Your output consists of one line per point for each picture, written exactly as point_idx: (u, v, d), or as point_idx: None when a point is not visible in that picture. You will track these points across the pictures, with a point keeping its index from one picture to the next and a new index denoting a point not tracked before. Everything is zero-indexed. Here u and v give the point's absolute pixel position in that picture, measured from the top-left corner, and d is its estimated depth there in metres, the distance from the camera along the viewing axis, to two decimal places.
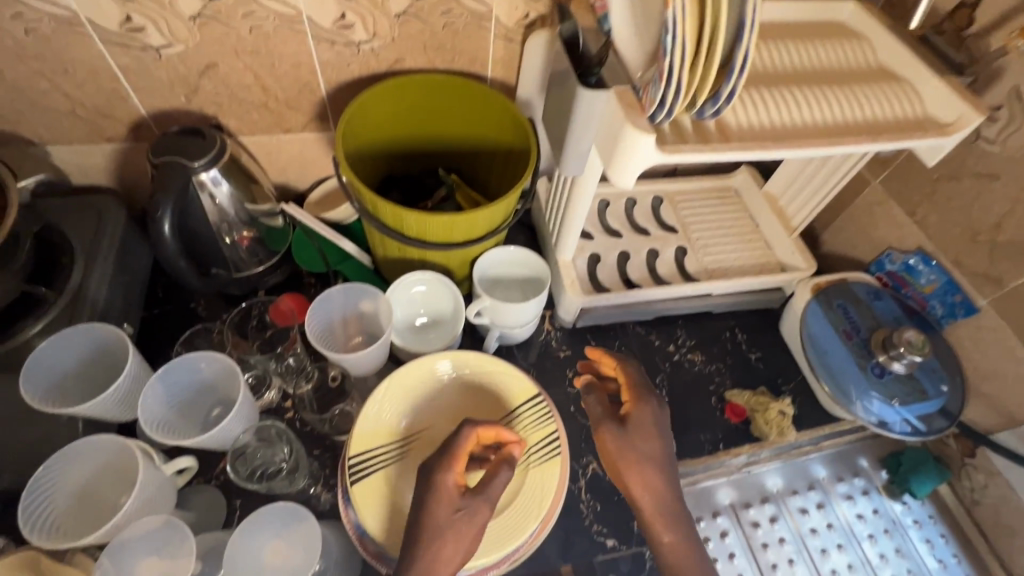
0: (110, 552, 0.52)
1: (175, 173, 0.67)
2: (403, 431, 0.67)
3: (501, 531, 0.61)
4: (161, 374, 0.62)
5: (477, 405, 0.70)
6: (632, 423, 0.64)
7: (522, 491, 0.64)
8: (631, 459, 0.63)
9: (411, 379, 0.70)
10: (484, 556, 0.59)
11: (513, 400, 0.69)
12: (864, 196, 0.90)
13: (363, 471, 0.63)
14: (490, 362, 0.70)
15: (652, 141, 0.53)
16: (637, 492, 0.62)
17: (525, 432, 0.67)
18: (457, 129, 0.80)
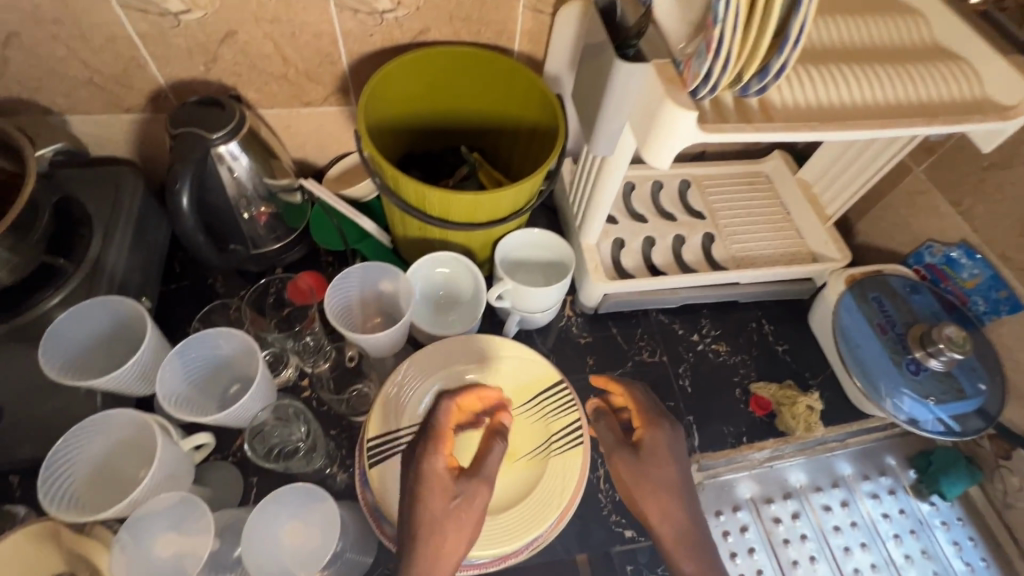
0: (128, 527, 0.52)
1: (194, 144, 0.65)
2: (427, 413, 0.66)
3: (522, 520, 0.61)
4: (180, 349, 0.61)
5: (500, 390, 0.69)
6: (645, 448, 0.60)
7: (541, 483, 0.63)
8: (645, 488, 0.59)
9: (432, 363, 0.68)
10: (505, 545, 0.59)
11: (534, 387, 0.68)
12: (904, 185, 0.86)
13: (382, 453, 0.62)
14: (513, 347, 0.69)
15: (693, 118, 0.50)
16: (654, 521, 0.58)
17: (547, 419, 0.67)
18: (482, 105, 0.77)
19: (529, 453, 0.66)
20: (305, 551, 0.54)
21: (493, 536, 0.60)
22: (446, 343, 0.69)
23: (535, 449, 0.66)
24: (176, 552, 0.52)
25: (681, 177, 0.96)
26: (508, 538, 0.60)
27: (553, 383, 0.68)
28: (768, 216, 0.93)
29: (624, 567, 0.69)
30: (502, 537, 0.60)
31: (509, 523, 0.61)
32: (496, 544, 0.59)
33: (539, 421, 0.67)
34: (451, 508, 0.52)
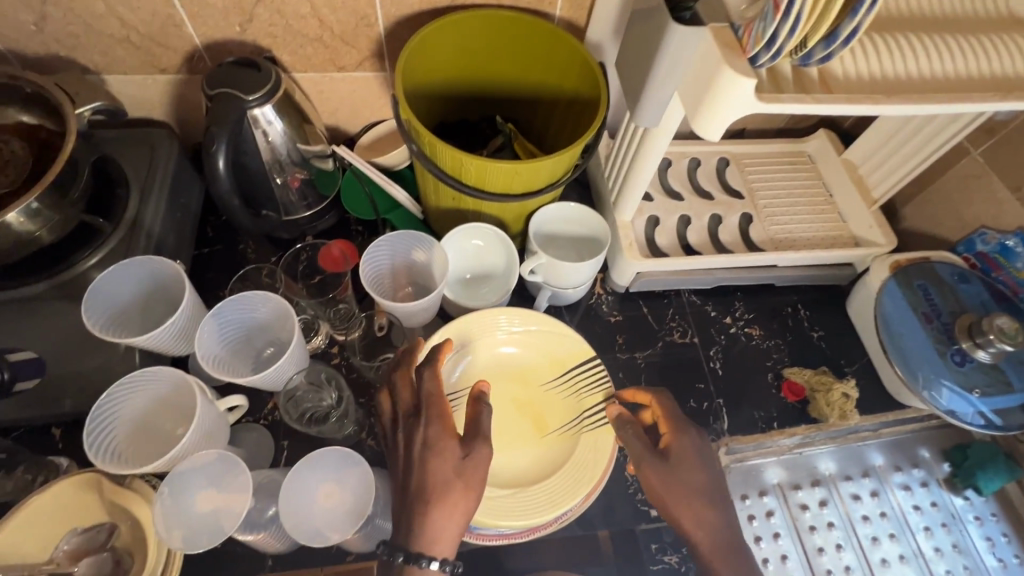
0: (170, 481, 0.53)
1: (231, 105, 0.65)
2: (458, 382, 0.68)
3: (554, 493, 0.61)
4: (216, 312, 0.61)
5: (532, 363, 0.70)
6: (674, 455, 0.60)
7: (575, 453, 0.64)
8: (677, 495, 0.58)
9: (469, 331, 0.68)
10: (537, 516, 0.60)
11: (568, 361, 0.69)
12: (960, 168, 0.82)
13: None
14: (547, 321, 0.69)
15: (752, 85, 0.48)
16: (689, 527, 0.58)
17: (580, 394, 0.68)
18: (520, 74, 0.75)
19: (561, 428, 0.67)
20: (340, 515, 0.55)
21: (526, 507, 0.60)
22: (483, 312, 0.68)
23: (567, 424, 0.67)
24: (213, 508, 0.53)
25: (720, 154, 0.93)
26: (542, 510, 0.60)
27: (588, 358, 0.68)
28: (810, 197, 0.90)
29: (648, 545, 0.68)
30: (533, 508, 0.60)
31: (544, 494, 0.61)
32: (531, 514, 0.60)
33: (572, 396, 0.68)
34: (460, 473, 0.54)
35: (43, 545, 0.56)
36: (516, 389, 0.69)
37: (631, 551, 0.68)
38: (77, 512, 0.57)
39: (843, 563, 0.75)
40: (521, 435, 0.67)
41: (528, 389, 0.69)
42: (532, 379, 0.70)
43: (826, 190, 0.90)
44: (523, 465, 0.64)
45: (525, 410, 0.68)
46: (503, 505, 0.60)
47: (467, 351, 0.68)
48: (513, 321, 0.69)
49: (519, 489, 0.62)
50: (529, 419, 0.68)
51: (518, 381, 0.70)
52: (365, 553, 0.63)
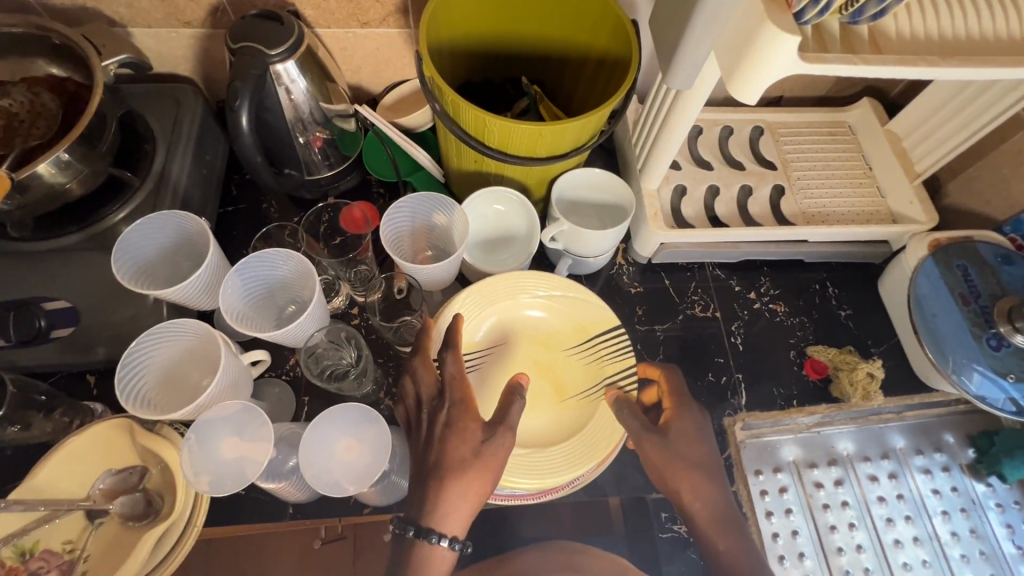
0: (196, 430, 0.55)
1: (255, 60, 0.64)
2: (482, 342, 0.68)
3: (573, 455, 0.62)
4: (240, 267, 0.62)
5: (556, 328, 0.70)
6: (673, 430, 0.68)
7: (589, 424, 0.64)
8: (677, 466, 0.66)
9: (494, 295, 0.68)
10: (556, 475, 0.61)
11: (591, 328, 0.68)
12: (1014, 142, 0.77)
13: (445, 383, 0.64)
14: (578, 289, 0.69)
15: (797, 42, 0.45)
16: (688, 500, 0.66)
17: (602, 360, 0.68)
18: (548, 33, 0.72)
19: (581, 393, 0.67)
20: (358, 467, 0.56)
21: (547, 466, 0.61)
22: (511, 275, 0.68)
23: (587, 390, 0.67)
24: (238, 455, 0.56)
25: (753, 122, 0.89)
26: (561, 471, 0.61)
27: (612, 325, 0.68)
28: (848, 169, 0.85)
29: (659, 513, 0.69)
30: (550, 468, 0.61)
31: (562, 457, 0.62)
32: (551, 473, 0.61)
33: (593, 362, 0.68)
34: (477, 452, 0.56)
35: (81, 481, 0.59)
36: (539, 352, 0.69)
37: (640, 519, 0.69)
38: (110, 453, 0.60)
39: (855, 541, 0.75)
40: (540, 399, 0.67)
41: (550, 352, 0.69)
42: (555, 343, 0.69)
43: (865, 162, 0.86)
44: (544, 427, 0.65)
45: (545, 372, 0.68)
46: (520, 464, 0.61)
47: (492, 313, 0.68)
48: (543, 286, 0.69)
49: (537, 449, 0.62)
50: (549, 382, 0.68)
51: (542, 344, 0.70)
52: (380, 507, 0.65)
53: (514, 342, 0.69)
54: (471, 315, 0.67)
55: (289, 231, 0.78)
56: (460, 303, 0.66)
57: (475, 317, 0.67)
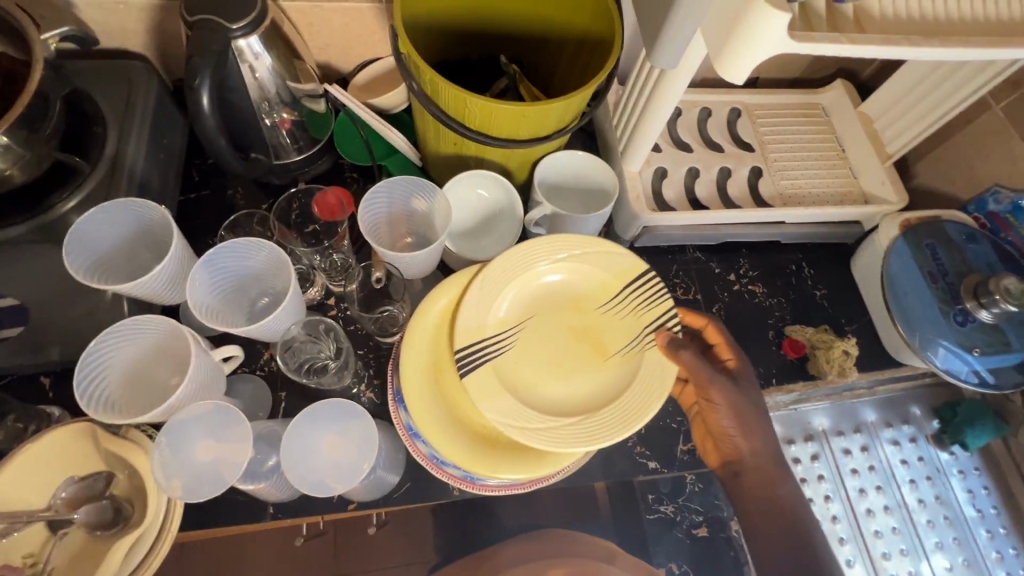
0: (167, 432, 0.52)
1: (215, 35, 0.60)
2: (510, 318, 0.61)
3: (639, 397, 0.57)
4: (208, 258, 0.58)
5: (584, 287, 0.63)
6: (736, 374, 0.66)
7: (640, 372, 0.59)
8: (746, 415, 0.64)
9: (526, 259, 0.62)
10: (631, 425, 0.56)
11: (620, 281, 0.62)
12: (979, 123, 0.79)
13: (472, 362, 0.57)
14: (600, 243, 0.63)
15: (786, 20, 0.44)
16: (740, 441, 0.64)
17: (640, 311, 0.62)
18: (527, 9, 0.69)
19: (624, 348, 0.61)
20: (341, 466, 0.54)
21: (602, 427, 0.56)
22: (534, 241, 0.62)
23: (629, 343, 0.61)
24: (216, 457, 0.53)
25: (731, 104, 0.89)
26: (616, 431, 0.56)
27: (640, 273, 0.62)
28: (822, 151, 0.87)
29: (645, 496, 0.70)
30: (623, 420, 0.56)
31: (621, 413, 0.57)
32: (610, 433, 0.56)
33: (630, 315, 0.62)
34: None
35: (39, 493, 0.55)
36: (571, 317, 0.63)
37: (628, 501, 0.69)
38: (69, 461, 0.56)
39: (830, 512, 0.78)
40: (584, 364, 0.61)
41: (584, 316, 0.63)
42: (587, 306, 0.63)
43: (838, 143, 0.87)
44: (587, 391, 0.59)
45: (584, 336, 0.62)
46: (575, 431, 0.56)
47: (521, 284, 0.62)
48: (563, 247, 0.63)
49: (586, 416, 0.57)
50: (588, 343, 0.62)
51: (572, 308, 0.63)
52: (364, 502, 0.64)
53: (546, 312, 0.62)
54: (500, 282, 0.60)
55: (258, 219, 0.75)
56: (481, 281, 0.60)
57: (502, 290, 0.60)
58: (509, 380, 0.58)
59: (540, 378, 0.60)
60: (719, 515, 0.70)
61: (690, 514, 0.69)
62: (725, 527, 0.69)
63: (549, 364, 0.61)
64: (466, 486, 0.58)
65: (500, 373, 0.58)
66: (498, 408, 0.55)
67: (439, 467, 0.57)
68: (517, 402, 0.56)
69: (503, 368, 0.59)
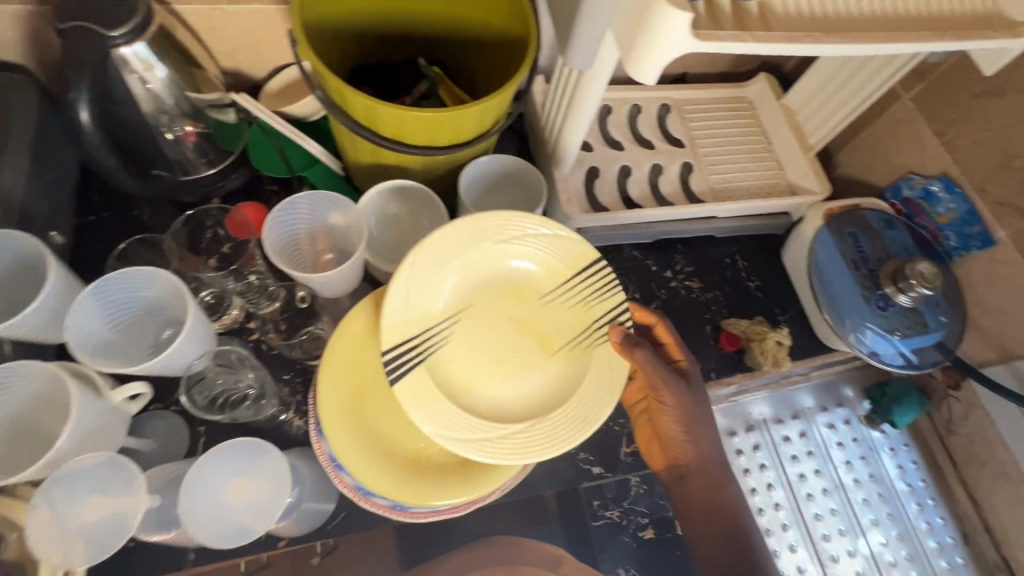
0: (46, 488, 0.47)
1: (91, 45, 0.54)
2: (446, 309, 0.57)
3: (594, 402, 0.55)
4: (95, 289, 0.53)
5: (527, 275, 0.59)
6: (687, 373, 0.65)
7: (591, 373, 0.57)
8: (699, 418, 0.64)
9: (467, 240, 0.57)
10: (580, 432, 0.54)
11: (568, 269, 0.58)
12: (891, 113, 0.83)
13: (405, 364, 0.54)
14: (553, 224, 0.58)
15: (689, 21, 0.43)
16: (686, 447, 0.65)
17: (588, 303, 0.59)
18: (442, 10, 0.67)
19: (570, 342, 0.58)
20: (257, 504, 0.51)
21: (550, 435, 0.54)
22: (482, 218, 0.57)
23: (576, 337, 0.58)
24: (108, 513, 0.48)
25: (660, 100, 0.89)
26: (567, 439, 0.54)
27: (591, 260, 0.58)
28: (750, 144, 0.88)
29: (591, 502, 0.69)
30: (571, 427, 0.54)
31: (573, 417, 0.55)
32: (561, 440, 0.54)
33: (577, 306, 0.59)
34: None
35: None
36: (513, 307, 0.59)
37: (575, 510, 0.68)
38: None
39: (773, 500, 0.80)
40: (528, 359, 0.58)
41: (526, 305, 0.60)
42: (530, 295, 0.60)
43: (765, 136, 0.89)
44: (532, 392, 0.57)
45: (527, 328, 0.59)
46: (523, 442, 0.53)
47: (461, 268, 0.58)
48: (504, 234, 0.58)
49: (534, 420, 0.55)
50: (531, 336, 0.59)
51: (514, 298, 0.60)
52: (296, 537, 0.61)
53: (484, 301, 0.59)
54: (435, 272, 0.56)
55: (155, 245, 0.67)
56: (411, 275, 0.55)
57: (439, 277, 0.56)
58: (446, 383, 0.55)
59: (479, 379, 0.57)
60: (665, 515, 0.70)
61: (636, 516, 0.69)
62: (671, 527, 0.69)
63: (488, 361, 0.58)
64: (395, 515, 0.55)
65: (435, 375, 0.55)
66: (434, 417, 0.52)
67: (365, 496, 0.54)
68: (455, 408, 0.54)
69: (439, 367, 0.56)
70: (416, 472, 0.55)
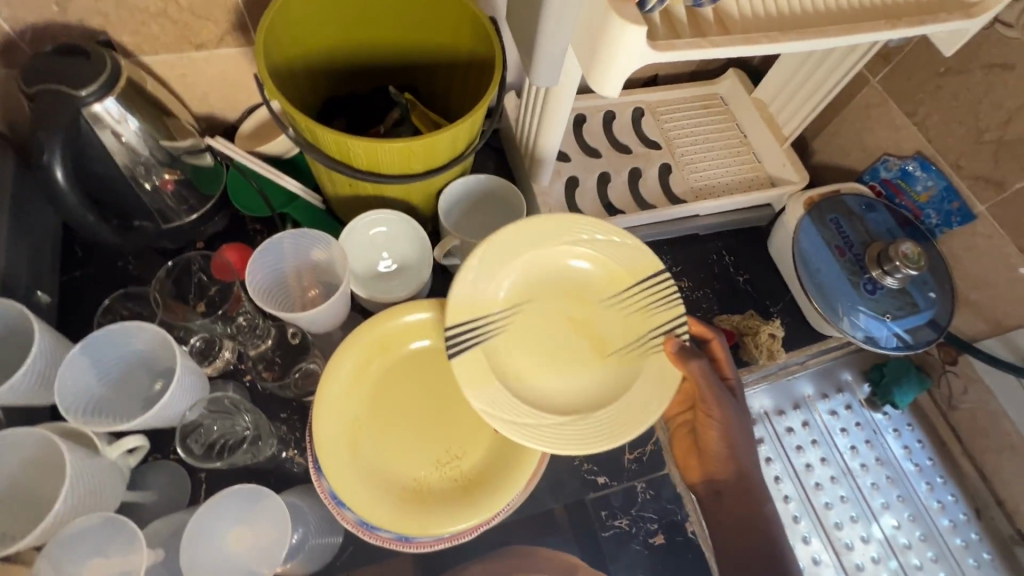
0: (47, 554, 0.47)
1: (62, 107, 0.55)
2: (506, 299, 0.60)
3: (642, 401, 0.56)
4: (85, 346, 0.54)
5: (589, 278, 0.62)
6: (737, 390, 0.67)
7: (640, 377, 0.58)
8: (744, 439, 0.65)
9: (537, 234, 0.61)
10: (610, 442, 0.54)
11: (632, 276, 0.60)
12: (861, 97, 0.83)
13: (461, 344, 0.56)
14: (622, 233, 0.61)
15: (644, 33, 0.44)
16: (721, 469, 0.65)
17: (646, 312, 0.60)
18: (408, 37, 0.67)
19: (623, 348, 0.60)
20: (262, 547, 0.50)
21: (589, 435, 0.55)
22: (557, 218, 0.61)
23: (631, 343, 0.60)
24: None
25: (633, 105, 0.90)
26: (605, 441, 0.55)
27: (654, 272, 0.60)
28: (726, 140, 0.89)
29: (599, 512, 0.68)
30: (610, 429, 0.55)
31: (618, 418, 0.56)
32: (601, 441, 0.55)
33: (635, 314, 0.60)
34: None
35: None
36: (570, 306, 0.62)
37: (584, 523, 0.68)
38: None
39: (782, 493, 0.80)
40: (581, 358, 0.60)
41: (585, 306, 0.62)
42: (590, 297, 0.62)
43: (739, 131, 0.90)
44: (580, 389, 0.58)
45: (581, 328, 0.61)
46: (564, 435, 0.55)
47: (523, 262, 0.61)
48: (576, 233, 0.61)
49: (577, 418, 0.56)
50: (585, 338, 0.61)
51: (573, 298, 0.62)
52: None
53: (545, 296, 0.62)
54: (499, 263, 0.59)
55: (139, 296, 0.68)
56: (478, 263, 0.58)
57: (501, 272, 0.59)
58: (500, 369, 0.57)
59: (532, 369, 0.59)
60: (674, 519, 0.69)
61: (645, 523, 0.69)
62: (682, 531, 0.69)
63: (541, 354, 0.60)
64: (403, 547, 0.55)
65: (489, 358, 0.57)
66: (485, 397, 0.54)
67: (367, 531, 0.54)
68: (502, 390, 0.55)
69: (494, 353, 0.58)
70: (417, 502, 0.55)
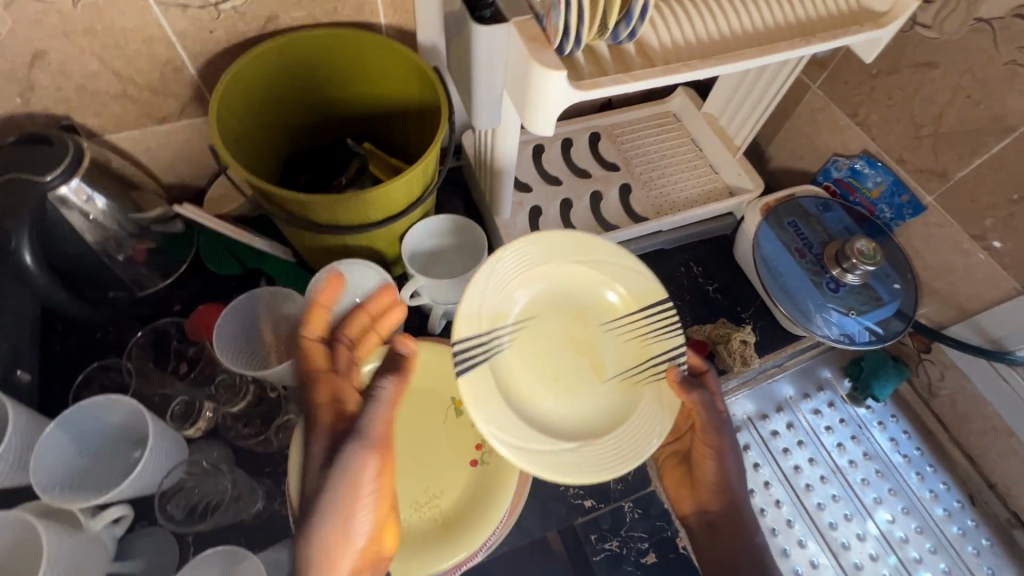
0: None
1: (25, 193, 0.56)
2: (516, 314, 0.62)
3: (645, 422, 0.58)
4: (61, 421, 0.55)
5: (591, 302, 0.64)
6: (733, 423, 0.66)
7: (640, 407, 0.59)
8: (737, 469, 0.65)
9: (538, 255, 0.62)
10: (620, 466, 0.56)
11: (638, 299, 0.62)
12: (805, 103, 0.87)
13: (472, 361, 0.57)
14: (626, 257, 0.63)
15: (564, 76, 0.47)
16: (708, 497, 0.66)
17: (646, 342, 0.62)
18: (361, 91, 0.70)
19: (623, 372, 0.61)
20: None
21: (598, 459, 0.56)
22: (559, 236, 0.62)
23: (630, 369, 0.61)
24: None
25: (590, 130, 0.93)
26: (616, 465, 0.56)
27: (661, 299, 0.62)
28: (682, 155, 0.92)
29: (589, 536, 0.69)
30: (615, 456, 0.56)
31: (623, 445, 0.57)
32: (606, 468, 0.56)
33: (636, 342, 0.62)
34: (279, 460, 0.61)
35: None
36: (574, 327, 0.64)
37: (575, 548, 0.68)
38: None
39: (773, 498, 0.80)
40: (580, 380, 0.62)
41: (588, 328, 0.64)
42: (592, 320, 0.64)
43: (694, 145, 0.93)
44: (583, 413, 0.60)
45: (585, 350, 0.63)
46: (571, 461, 0.55)
47: (530, 278, 0.62)
48: (573, 256, 0.63)
49: (583, 444, 0.57)
50: (587, 361, 0.63)
51: (577, 319, 0.64)
52: None
53: (550, 315, 0.64)
54: (504, 287, 0.60)
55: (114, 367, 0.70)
56: (483, 286, 0.59)
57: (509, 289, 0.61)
58: (507, 390, 0.59)
59: (536, 390, 0.60)
60: (664, 536, 0.69)
61: (636, 543, 0.69)
62: (673, 547, 0.69)
63: (544, 375, 0.61)
64: None
65: (495, 376, 0.59)
66: (492, 419, 0.55)
67: None
68: (509, 411, 0.57)
69: (500, 373, 0.59)
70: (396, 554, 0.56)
